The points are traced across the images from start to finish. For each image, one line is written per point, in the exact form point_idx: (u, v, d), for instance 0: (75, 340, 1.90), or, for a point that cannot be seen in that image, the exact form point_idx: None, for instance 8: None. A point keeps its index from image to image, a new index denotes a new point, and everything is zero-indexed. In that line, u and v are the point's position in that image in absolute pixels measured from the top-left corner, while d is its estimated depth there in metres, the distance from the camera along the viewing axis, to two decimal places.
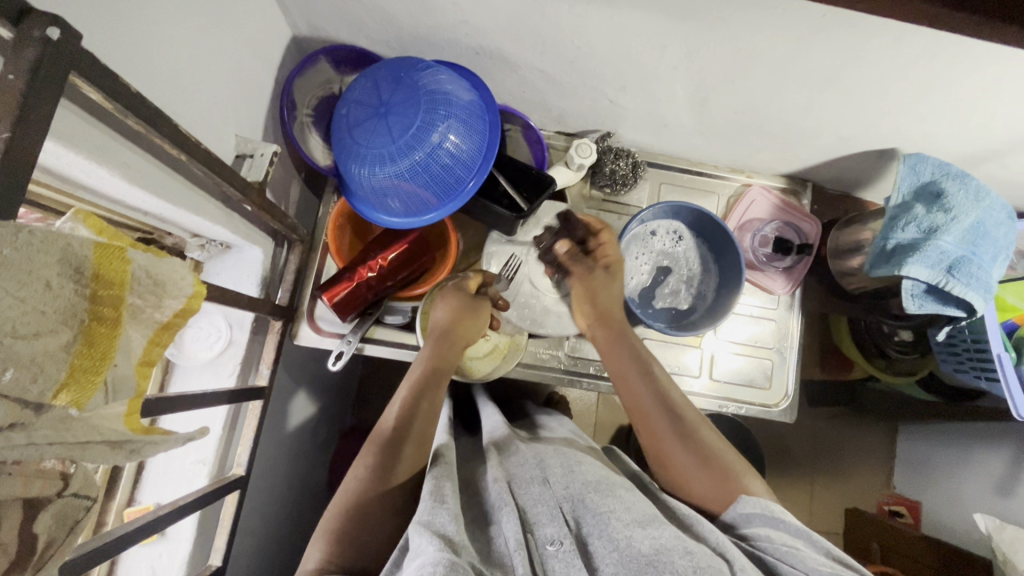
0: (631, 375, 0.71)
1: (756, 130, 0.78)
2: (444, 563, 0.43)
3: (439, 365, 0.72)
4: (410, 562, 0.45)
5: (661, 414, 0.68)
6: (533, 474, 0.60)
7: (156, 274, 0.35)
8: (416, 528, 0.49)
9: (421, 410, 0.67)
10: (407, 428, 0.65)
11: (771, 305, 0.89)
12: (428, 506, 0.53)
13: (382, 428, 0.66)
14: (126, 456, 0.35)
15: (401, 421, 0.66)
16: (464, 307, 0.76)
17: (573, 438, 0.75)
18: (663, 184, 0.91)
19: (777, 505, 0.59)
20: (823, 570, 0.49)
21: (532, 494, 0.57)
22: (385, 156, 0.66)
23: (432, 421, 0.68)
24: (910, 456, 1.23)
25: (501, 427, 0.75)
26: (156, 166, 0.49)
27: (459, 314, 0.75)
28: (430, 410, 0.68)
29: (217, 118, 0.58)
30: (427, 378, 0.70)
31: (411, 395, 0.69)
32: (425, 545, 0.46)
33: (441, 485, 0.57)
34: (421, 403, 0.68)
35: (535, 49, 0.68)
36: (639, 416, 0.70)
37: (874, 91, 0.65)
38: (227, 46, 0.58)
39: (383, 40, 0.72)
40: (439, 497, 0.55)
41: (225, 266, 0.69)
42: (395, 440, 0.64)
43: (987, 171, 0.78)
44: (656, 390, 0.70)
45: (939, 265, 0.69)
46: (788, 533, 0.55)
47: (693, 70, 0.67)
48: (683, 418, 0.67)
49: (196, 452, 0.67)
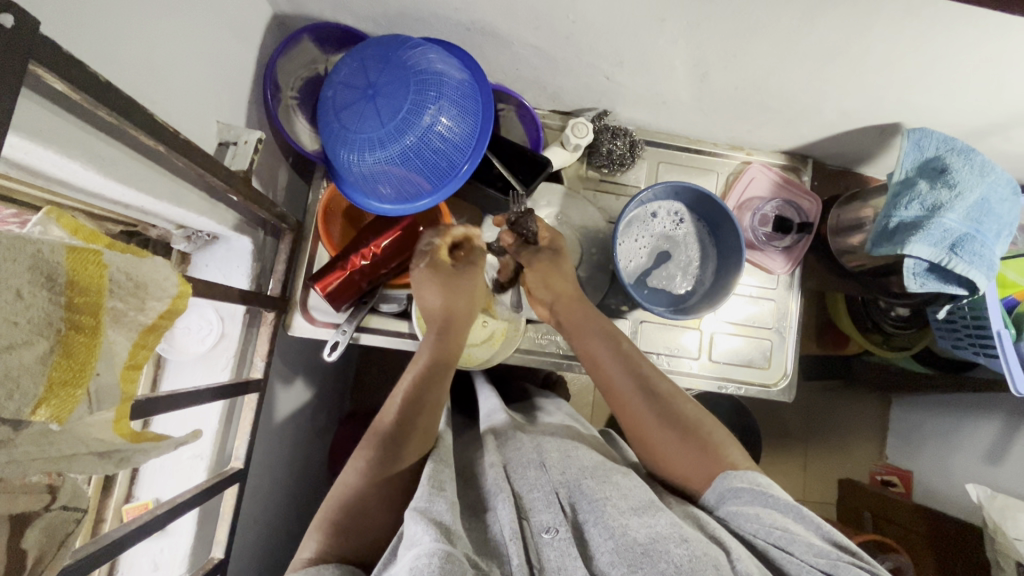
0: (602, 355, 0.71)
1: (756, 106, 0.76)
2: (439, 555, 0.43)
3: (443, 355, 0.71)
4: (406, 552, 0.45)
5: (638, 395, 0.67)
6: (530, 458, 0.60)
7: (136, 275, 0.34)
8: (412, 516, 0.49)
9: (426, 404, 0.65)
10: (411, 422, 0.63)
11: (769, 285, 0.88)
12: (426, 494, 0.53)
13: (382, 423, 0.64)
14: (114, 467, 0.34)
15: (405, 408, 0.65)
16: (449, 285, 0.75)
17: (571, 424, 0.74)
18: (661, 163, 0.89)
19: (764, 480, 0.59)
20: (818, 561, 0.48)
21: (528, 479, 0.57)
22: (374, 141, 0.63)
23: (439, 406, 0.67)
24: (903, 426, 1.25)
25: (499, 412, 0.75)
26: (135, 159, 0.47)
27: (448, 293, 0.75)
28: (437, 398, 0.67)
29: (196, 104, 0.56)
30: (434, 363, 0.70)
31: (417, 383, 0.67)
32: (421, 535, 0.46)
33: (439, 472, 0.57)
34: (428, 392, 0.67)
35: (528, 24, 0.65)
36: (616, 398, 0.69)
37: (881, 64, 0.62)
38: (202, 26, 0.55)
39: (369, 17, 0.69)
40: (437, 484, 0.54)
41: (214, 258, 0.68)
42: (400, 433, 0.62)
43: (990, 145, 0.76)
44: (625, 361, 0.70)
45: (942, 243, 0.67)
46: (778, 511, 0.54)
47: (693, 45, 0.65)
48: (664, 403, 0.67)
49: (191, 448, 0.67)
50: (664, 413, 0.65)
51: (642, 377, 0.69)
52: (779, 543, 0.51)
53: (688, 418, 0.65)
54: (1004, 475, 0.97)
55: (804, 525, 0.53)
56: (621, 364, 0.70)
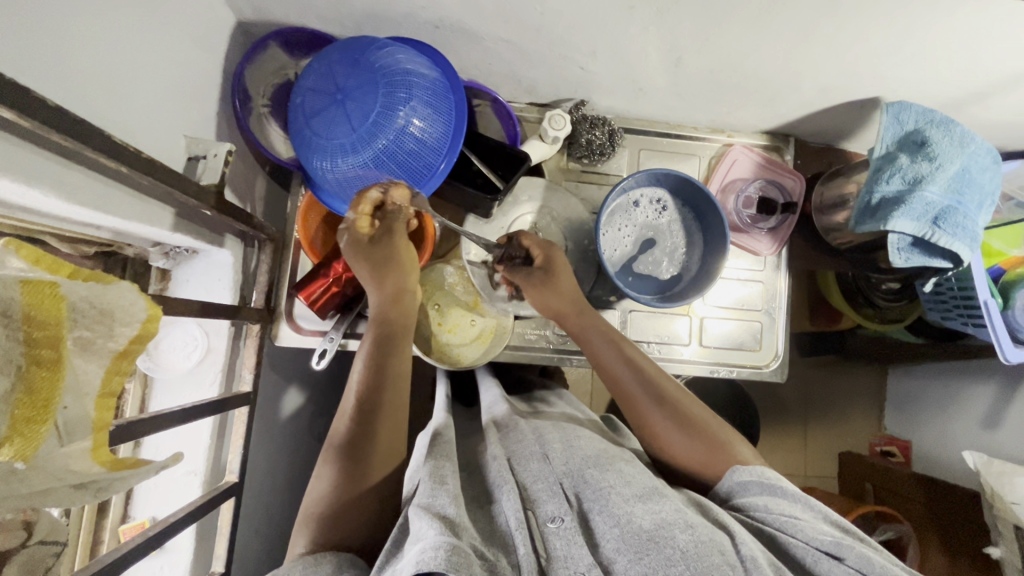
0: (608, 358, 0.70)
1: (733, 88, 0.75)
2: (445, 547, 0.43)
3: (387, 350, 0.65)
4: (411, 547, 0.45)
5: (645, 397, 0.66)
6: (532, 450, 0.60)
7: (100, 303, 0.34)
8: (416, 512, 0.49)
9: (381, 413, 0.61)
10: (366, 435, 0.59)
11: (758, 268, 0.88)
12: (428, 489, 0.53)
13: (337, 435, 0.60)
14: (95, 495, 0.33)
15: (359, 407, 0.61)
16: (378, 268, 0.67)
17: (571, 412, 0.74)
18: (642, 150, 0.88)
19: (769, 473, 0.59)
20: (826, 540, 0.49)
21: (532, 471, 0.57)
22: (346, 147, 0.63)
23: (397, 409, 0.63)
24: (900, 395, 1.26)
25: (500, 404, 0.74)
26: (99, 181, 0.46)
27: (381, 280, 0.67)
28: (392, 373, 0.64)
29: (161, 119, 0.55)
30: (379, 361, 0.64)
31: (365, 389, 0.62)
32: (426, 529, 0.46)
33: (440, 466, 0.57)
34: (382, 394, 0.62)
35: (497, 18, 0.64)
36: (625, 401, 0.68)
37: (854, 39, 0.62)
38: (161, 40, 0.54)
39: (335, 20, 0.67)
40: (438, 479, 0.54)
41: (194, 272, 0.68)
42: (359, 439, 0.59)
43: (971, 114, 0.76)
44: (630, 363, 0.69)
45: (925, 216, 0.67)
46: (786, 500, 0.55)
47: (664, 29, 0.64)
48: (669, 403, 0.66)
49: (185, 464, 0.67)
50: (672, 414, 0.65)
51: (647, 378, 0.68)
52: (785, 526, 0.51)
53: (694, 416, 0.65)
54: (1001, 439, 0.98)
55: (812, 513, 0.54)
56: (626, 366, 0.69)
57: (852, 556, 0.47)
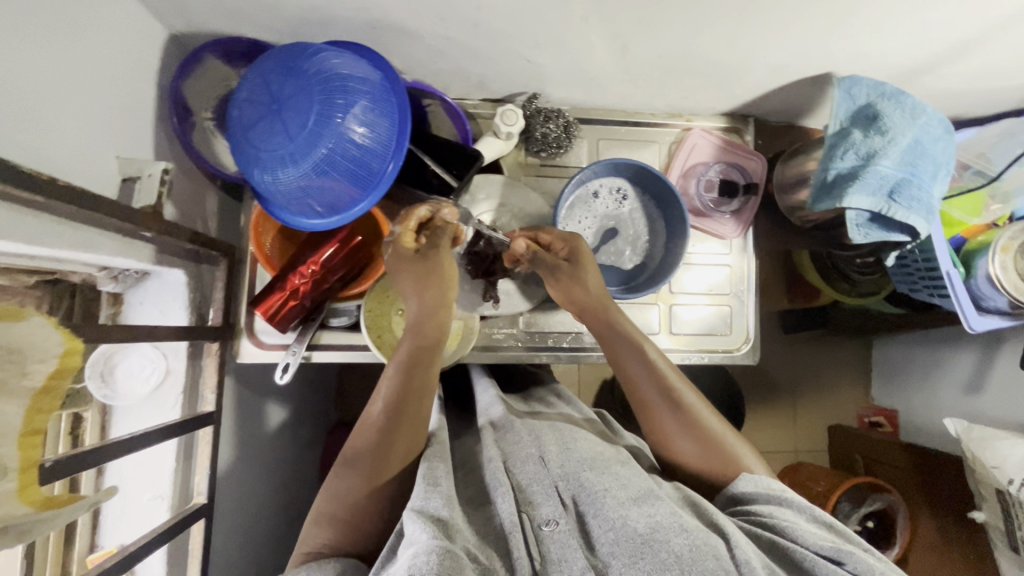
0: (627, 357, 0.69)
1: (685, 72, 0.74)
2: (438, 559, 0.42)
3: (415, 360, 0.64)
4: (405, 551, 0.45)
5: (664, 398, 0.65)
6: (529, 452, 0.58)
7: (8, 341, 0.35)
8: (409, 516, 0.49)
9: (405, 420, 0.60)
10: (388, 442, 0.59)
11: (723, 251, 0.87)
12: (422, 491, 0.52)
13: (361, 441, 0.60)
14: (14, 538, 0.34)
15: (387, 416, 0.60)
16: (420, 279, 0.68)
17: (568, 412, 0.73)
18: (601, 140, 0.87)
19: (777, 484, 0.59)
20: (825, 545, 0.49)
21: (527, 473, 0.55)
22: (286, 158, 0.61)
23: (422, 416, 0.61)
24: (886, 365, 1.27)
25: (496, 404, 0.70)
26: (21, 211, 0.45)
27: (420, 290, 0.68)
28: (420, 387, 0.62)
29: (88, 143, 0.53)
30: (407, 371, 0.63)
31: (393, 399, 0.61)
32: (420, 532, 0.46)
33: (434, 467, 0.56)
34: (409, 403, 0.61)
35: (434, 16, 0.63)
36: (640, 401, 0.67)
37: (796, 17, 0.61)
38: (82, 61, 0.52)
39: (270, 27, 0.66)
40: (433, 480, 0.54)
41: (148, 294, 0.66)
42: (380, 445, 0.58)
43: (925, 84, 0.75)
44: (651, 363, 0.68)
45: (881, 191, 0.66)
46: (788, 509, 0.55)
47: (604, 17, 0.62)
48: (688, 407, 0.65)
49: (152, 488, 0.66)
50: (687, 420, 0.64)
51: (669, 379, 0.67)
52: (785, 529, 0.51)
53: (710, 424, 0.64)
54: (984, 403, 0.98)
55: (813, 522, 0.54)
56: (648, 366, 0.67)
57: (850, 560, 0.47)
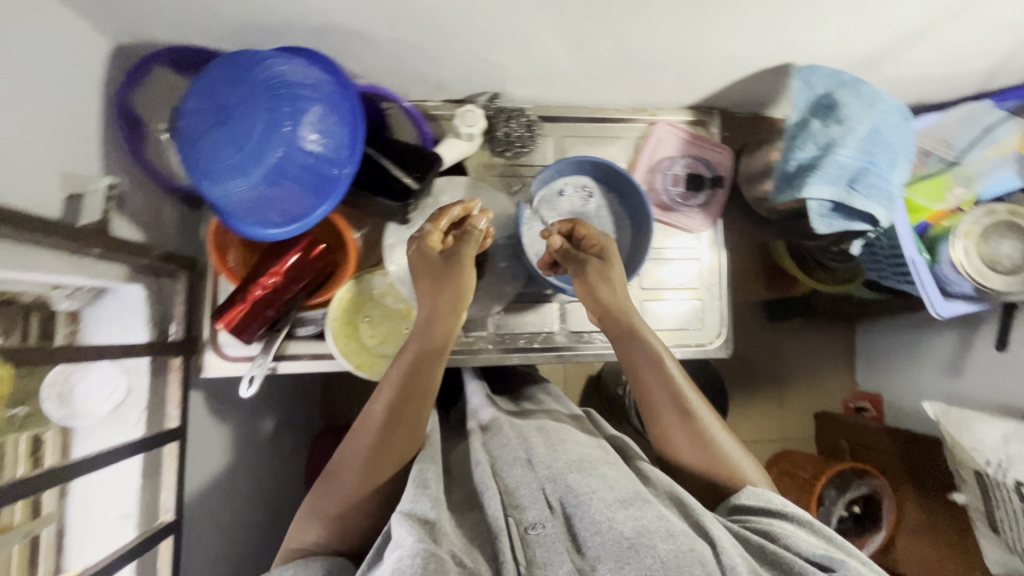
0: (638, 359, 0.67)
1: (644, 66, 0.74)
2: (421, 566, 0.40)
3: (419, 366, 0.63)
4: (390, 555, 0.44)
5: (672, 402, 0.64)
6: (516, 455, 0.57)
7: None
8: (397, 518, 0.48)
9: (403, 424, 0.59)
10: (386, 444, 0.58)
11: (692, 245, 0.87)
12: (410, 494, 0.51)
13: (360, 440, 0.59)
14: None
15: (388, 419, 0.59)
16: (437, 282, 0.68)
17: (557, 412, 0.71)
18: (566, 137, 0.86)
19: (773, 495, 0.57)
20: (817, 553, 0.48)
21: (515, 477, 0.54)
22: (235, 168, 0.60)
23: (422, 420, 0.61)
24: (869, 350, 1.27)
25: (485, 405, 0.69)
26: None
27: (434, 297, 0.68)
28: (424, 391, 0.62)
29: (27, 159, 0.52)
30: (412, 377, 0.62)
31: (395, 403, 0.60)
32: (405, 536, 0.45)
33: (425, 469, 0.54)
34: (410, 408, 0.60)
35: (382, 18, 0.62)
36: (648, 404, 0.66)
37: (747, 8, 0.60)
38: (17, 75, 0.51)
39: (217, 35, 0.64)
40: (421, 483, 0.52)
41: (105, 312, 0.63)
42: (379, 446, 0.58)
43: (885, 71, 0.75)
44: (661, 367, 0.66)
45: (840, 180, 0.66)
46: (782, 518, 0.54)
47: (556, 13, 0.62)
48: (696, 414, 0.64)
49: (119, 507, 0.65)
50: (693, 427, 0.63)
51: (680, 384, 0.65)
52: (777, 536, 0.50)
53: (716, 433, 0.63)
54: (964, 385, 0.98)
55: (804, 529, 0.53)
56: (659, 369, 0.66)
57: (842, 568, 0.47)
